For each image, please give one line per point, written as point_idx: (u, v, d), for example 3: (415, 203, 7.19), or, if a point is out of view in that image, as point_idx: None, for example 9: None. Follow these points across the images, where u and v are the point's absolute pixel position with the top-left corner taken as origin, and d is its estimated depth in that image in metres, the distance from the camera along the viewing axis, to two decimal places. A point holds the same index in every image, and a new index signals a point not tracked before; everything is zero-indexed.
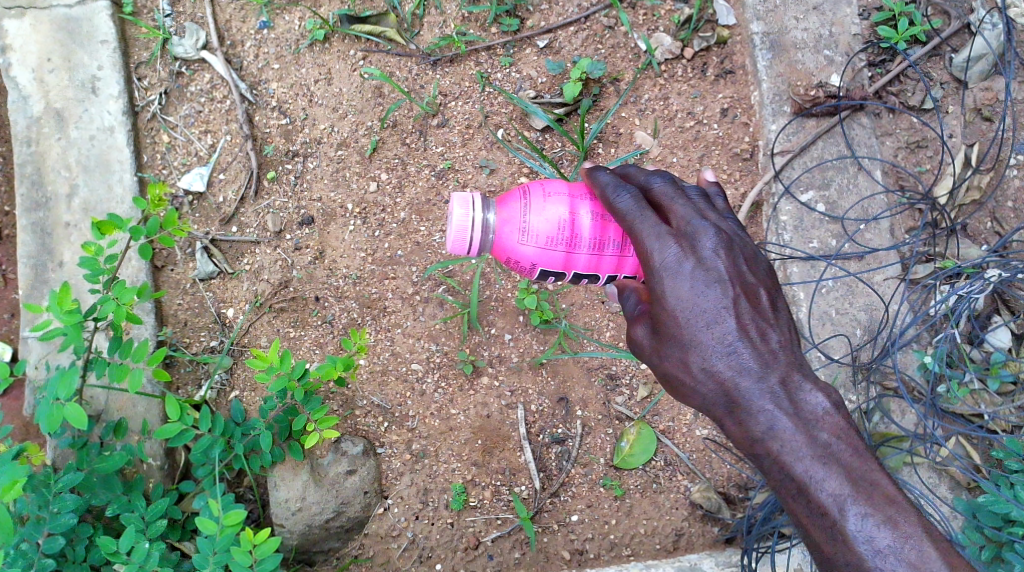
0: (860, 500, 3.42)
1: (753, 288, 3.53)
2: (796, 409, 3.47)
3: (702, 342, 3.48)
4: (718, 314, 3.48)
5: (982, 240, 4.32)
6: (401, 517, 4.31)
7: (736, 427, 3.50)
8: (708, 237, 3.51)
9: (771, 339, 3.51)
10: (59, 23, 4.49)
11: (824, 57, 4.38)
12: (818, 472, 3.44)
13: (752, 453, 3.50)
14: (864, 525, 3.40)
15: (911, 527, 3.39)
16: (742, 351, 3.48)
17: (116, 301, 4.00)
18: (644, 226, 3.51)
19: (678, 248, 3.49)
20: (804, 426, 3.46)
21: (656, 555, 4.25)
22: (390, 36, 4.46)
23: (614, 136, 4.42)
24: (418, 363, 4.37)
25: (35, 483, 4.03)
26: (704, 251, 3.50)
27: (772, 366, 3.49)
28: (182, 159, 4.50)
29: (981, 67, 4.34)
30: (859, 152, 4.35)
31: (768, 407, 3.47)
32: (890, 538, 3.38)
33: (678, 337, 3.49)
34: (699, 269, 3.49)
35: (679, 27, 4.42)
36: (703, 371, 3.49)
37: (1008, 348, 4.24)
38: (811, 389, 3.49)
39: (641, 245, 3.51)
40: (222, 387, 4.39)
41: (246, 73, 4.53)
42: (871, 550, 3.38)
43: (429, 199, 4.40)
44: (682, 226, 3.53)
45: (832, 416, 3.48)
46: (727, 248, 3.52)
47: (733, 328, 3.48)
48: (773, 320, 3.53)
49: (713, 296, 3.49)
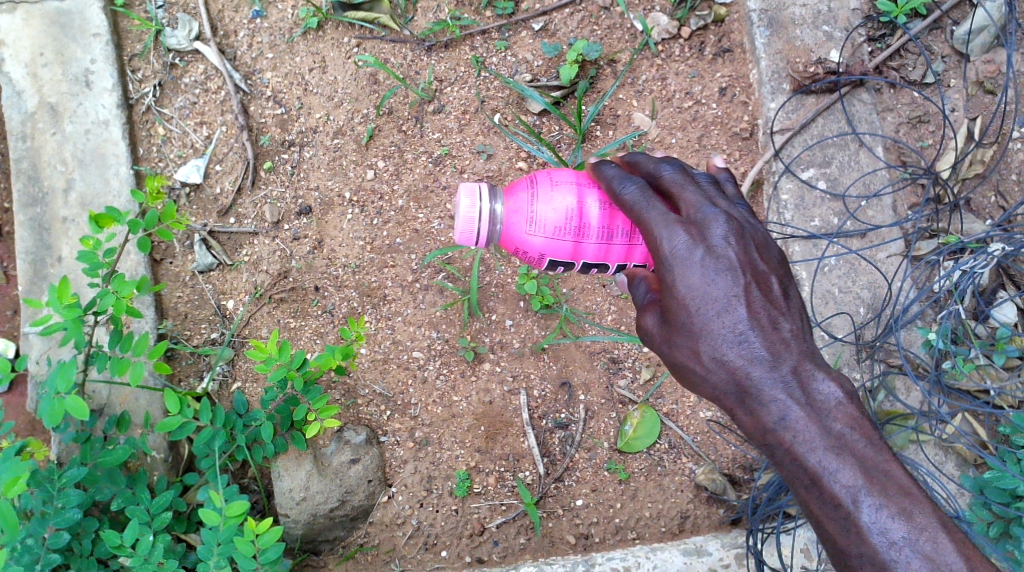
0: (874, 492, 3.38)
1: (764, 276, 3.49)
2: (809, 400, 3.44)
3: (713, 330, 3.44)
4: (728, 302, 3.44)
5: (986, 215, 4.27)
6: (406, 504, 4.29)
7: (749, 418, 3.46)
8: (718, 225, 3.48)
9: (783, 327, 3.47)
10: (51, 17, 4.47)
11: (823, 32, 4.32)
12: (831, 463, 3.40)
13: (764, 443, 3.46)
14: (879, 517, 3.36)
15: (925, 519, 3.36)
16: (754, 340, 3.44)
17: (115, 294, 3.98)
18: (652, 215, 3.48)
19: (688, 236, 3.46)
20: (817, 417, 3.43)
21: (662, 538, 4.23)
22: (384, 23, 4.42)
23: (612, 118, 4.37)
24: (419, 351, 4.35)
25: (39, 477, 4.00)
26: (714, 239, 3.47)
27: (784, 355, 3.45)
28: (178, 151, 4.48)
29: (983, 40, 4.28)
30: (860, 128, 4.30)
31: (779, 397, 3.44)
32: (904, 530, 3.36)
33: (688, 326, 3.45)
34: (709, 258, 3.45)
35: (675, 6, 4.37)
36: (714, 360, 3.45)
37: (1013, 324, 4.21)
38: (823, 379, 3.46)
39: (650, 234, 3.48)
40: (224, 379, 4.38)
41: (240, 63, 4.50)
42: (885, 542, 3.35)
43: (427, 186, 4.37)
44: (691, 214, 3.50)
45: (845, 406, 3.45)
46: (738, 236, 3.48)
47: (744, 316, 3.45)
48: (785, 308, 3.49)
49: (724, 284, 3.45)
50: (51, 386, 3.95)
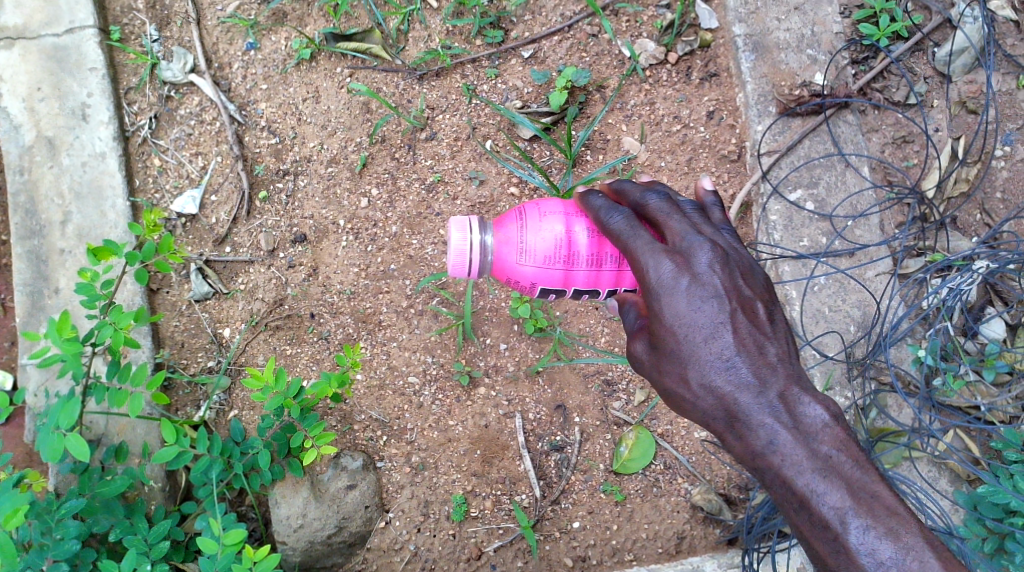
0: (862, 513, 3.40)
1: (750, 302, 3.52)
2: (796, 423, 3.46)
3: (700, 357, 3.47)
4: (715, 329, 3.47)
5: (972, 232, 4.35)
6: (403, 530, 4.31)
7: (737, 442, 3.49)
8: (703, 253, 3.51)
9: (769, 352, 3.50)
10: (48, 52, 4.54)
11: (808, 56, 4.38)
12: (818, 486, 3.43)
13: (754, 467, 3.49)
14: (867, 538, 3.38)
15: (913, 539, 3.38)
16: (741, 366, 3.47)
17: (114, 326, 4.02)
18: (638, 244, 3.51)
19: (673, 264, 3.49)
20: (805, 440, 3.45)
21: (659, 559, 4.26)
22: (376, 52, 4.50)
23: (602, 143, 4.43)
24: (415, 376, 4.38)
25: (38, 509, 4.04)
26: (699, 267, 3.50)
27: (771, 380, 3.48)
28: (174, 182, 4.53)
29: (964, 61, 4.36)
30: (846, 149, 4.37)
31: (768, 421, 3.46)
32: (892, 550, 3.37)
33: (676, 353, 3.49)
34: (694, 285, 3.48)
35: (663, 32, 4.44)
36: (702, 386, 3.48)
37: (1002, 339, 4.26)
38: (810, 402, 3.47)
39: (637, 263, 3.50)
40: (221, 408, 4.42)
41: (234, 94, 4.56)
42: (874, 562, 3.37)
43: (420, 212, 4.43)
44: (677, 242, 3.53)
45: (831, 428, 3.47)
46: (723, 262, 3.51)
47: (731, 342, 3.48)
48: (771, 332, 3.52)
49: (710, 311, 3.48)
50: (50, 419, 3.98)
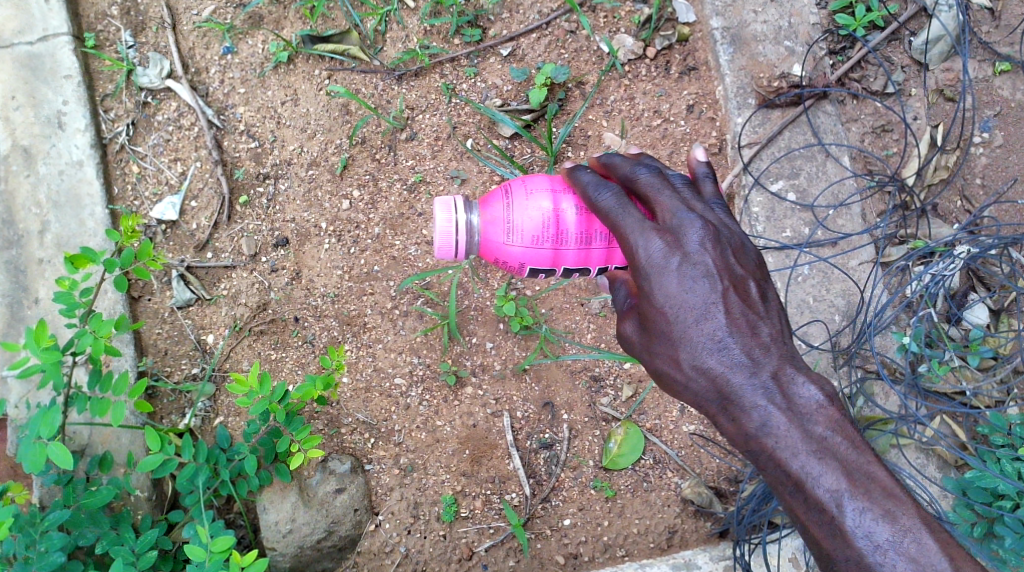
0: (857, 495, 3.41)
1: (742, 280, 3.52)
2: (790, 404, 3.47)
3: (692, 338, 3.48)
4: (706, 309, 3.48)
5: (953, 219, 4.38)
6: (393, 532, 4.29)
7: (730, 425, 3.49)
8: (695, 231, 3.50)
9: (762, 332, 3.50)
10: (22, 60, 4.50)
11: (785, 47, 4.41)
12: (814, 468, 3.43)
13: (748, 451, 3.49)
14: (863, 520, 3.39)
15: (910, 520, 3.39)
16: (733, 347, 3.48)
17: (93, 334, 3.93)
18: (628, 222, 3.50)
19: (664, 243, 3.49)
20: (799, 421, 3.46)
21: (651, 554, 4.23)
22: (354, 53, 4.49)
23: (583, 139, 4.43)
24: (401, 378, 4.36)
25: (21, 522, 3.94)
26: (690, 245, 3.50)
27: (763, 361, 3.48)
28: (153, 189, 4.50)
29: (940, 49, 4.40)
30: (825, 139, 4.38)
31: (761, 403, 3.46)
32: (888, 532, 3.38)
33: (667, 334, 3.50)
34: (685, 265, 3.48)
35: (640, 27, 4.46)
36: (694, 368, 3.48)
37: (985, 324, 4.30)
38: (803, 382, 3.48)
39: (627, 242, 3.50)
40: (206, 415, 4.39)
41: (212, 99, 4.54)
42: (871, 545, 3.38)
43: (403, 213, 4.41)
44: (667, 220, 3.53)
45: (826, 409, 3.47)
46: (715, 241, 3.51)
47: (723, 323, 3.48)
48: (763, 313, 3.52)
49: (701, 291, 3.48)
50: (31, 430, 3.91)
